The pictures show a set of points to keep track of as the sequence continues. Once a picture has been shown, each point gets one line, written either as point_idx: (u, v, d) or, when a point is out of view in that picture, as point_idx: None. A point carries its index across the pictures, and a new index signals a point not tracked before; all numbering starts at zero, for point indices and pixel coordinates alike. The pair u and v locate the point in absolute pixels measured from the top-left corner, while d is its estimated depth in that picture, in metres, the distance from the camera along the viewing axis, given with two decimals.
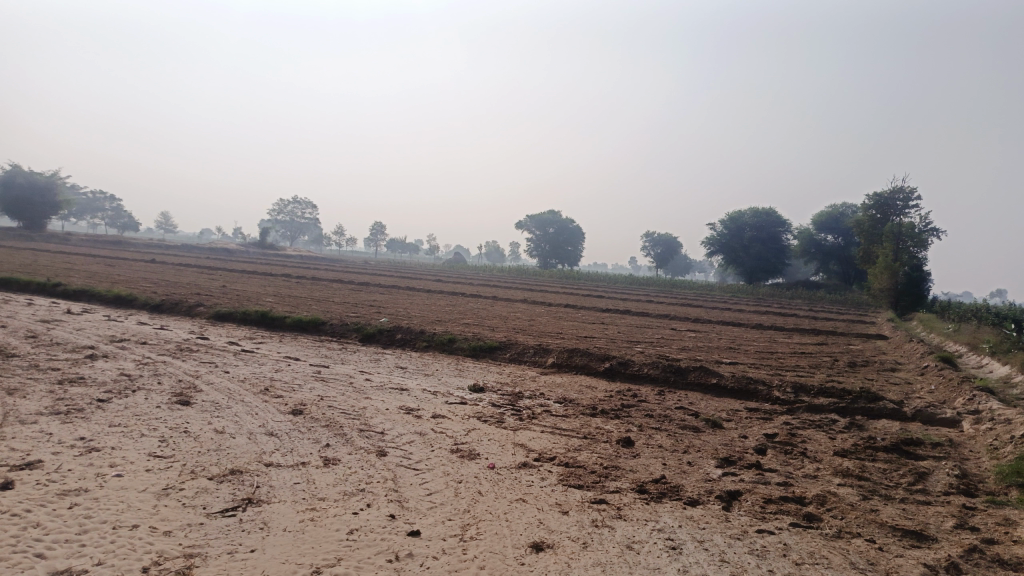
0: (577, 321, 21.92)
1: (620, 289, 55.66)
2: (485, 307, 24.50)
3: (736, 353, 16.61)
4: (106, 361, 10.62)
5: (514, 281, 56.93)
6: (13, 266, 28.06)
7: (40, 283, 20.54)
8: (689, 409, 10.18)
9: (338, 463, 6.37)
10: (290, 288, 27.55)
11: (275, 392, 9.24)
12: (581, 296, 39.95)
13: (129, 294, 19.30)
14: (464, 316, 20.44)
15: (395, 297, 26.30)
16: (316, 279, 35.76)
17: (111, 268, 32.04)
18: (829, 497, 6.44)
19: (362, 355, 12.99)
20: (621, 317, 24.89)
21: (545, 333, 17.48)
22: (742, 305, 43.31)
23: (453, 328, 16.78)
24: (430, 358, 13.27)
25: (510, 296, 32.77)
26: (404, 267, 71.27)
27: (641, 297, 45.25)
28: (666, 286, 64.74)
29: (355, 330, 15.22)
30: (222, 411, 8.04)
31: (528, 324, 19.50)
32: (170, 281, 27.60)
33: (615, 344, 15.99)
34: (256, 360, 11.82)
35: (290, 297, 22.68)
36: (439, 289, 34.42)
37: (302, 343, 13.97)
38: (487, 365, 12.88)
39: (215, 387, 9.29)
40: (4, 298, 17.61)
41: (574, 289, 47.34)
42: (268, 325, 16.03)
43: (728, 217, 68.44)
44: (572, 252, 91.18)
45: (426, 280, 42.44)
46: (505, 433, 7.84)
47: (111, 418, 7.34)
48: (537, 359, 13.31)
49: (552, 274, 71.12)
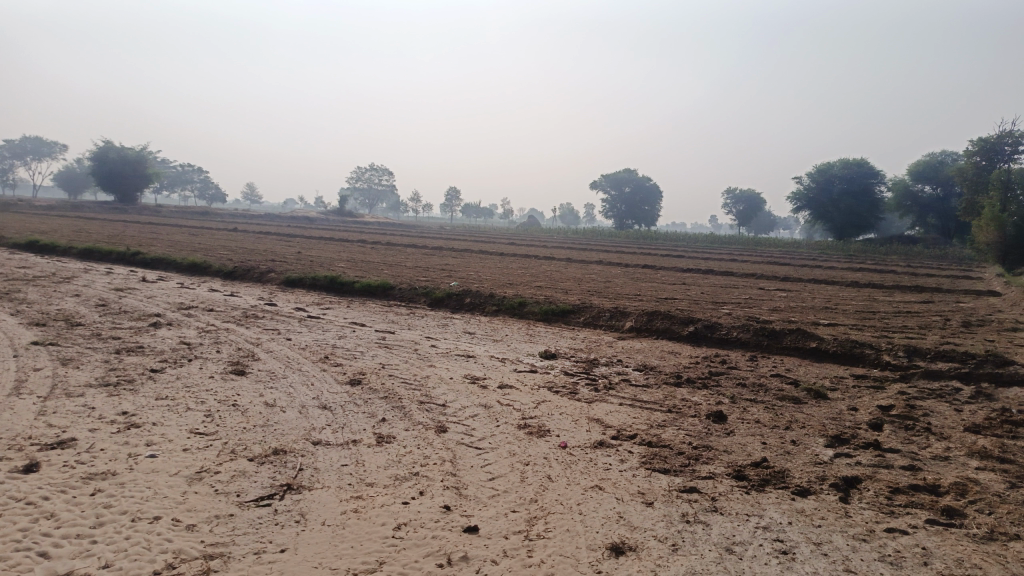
0: (656, 282, 20.75)
1: (701, 249, 53.64)
2: (560, 269, 23.63)
3: (833, 313, 15.22)
4: (169, 329, 10.36)
5: (592, 242, 55.58)
6: (100, 237, 28.86)
7: (120, 252, 20.90)
8: (786, 377, 9.12)
9: (392, 441, 5.71)
10: (363, 252, 27.38)
11: (334, 360, 8.70)
12: (660, 256, 38.52)
13: (203, 262, 19.37)
14: (537, 278, 19.59)
15: (467, 260, 25.74)
16: (390, 243, 35.65)
17: (194, 238, 32.67)
18: (970, 485, 5.36)
19: (429, 320, 12.39)
20: (702, 277, 23.53)
21: (622, 294, 16.48)
22: (833, 262, 40.80)
23: (525, 291, 16.02)
24: (500, 322, 12.52)
25: (585, 258, 31.76)
26: (481, 232, 70.91)
27: (723, 256, 43.35)
28: (749, 244, 62.13)
29: (424, 295, 14.63)
30: (276, 382, 7.54)
31: (604, 285, 18.48)
32: (247, 248, 27.88)
33: (699, 306, 14.86)
34: (321, 325, 11.37)
35: (361, 262, 22.37)
36: (513, 251, 33.75)
37: (368, 308, 13.49)
38: (560, 329, 12.05)
39: (273, 355, 8.83)
40: (84, 268, 17.93)
41: (652, 250, 45.77)
42: (337, 291, 15.64)
43: (816, 169, 64.80)
44: (650, 212, 88.70)
45: (500, 243, 41.88)
46: (579, 406, 7.03)
47: (159, 390, 6.91)
48: (614, 323, 12.40)
49: (629, 235, 69.34)
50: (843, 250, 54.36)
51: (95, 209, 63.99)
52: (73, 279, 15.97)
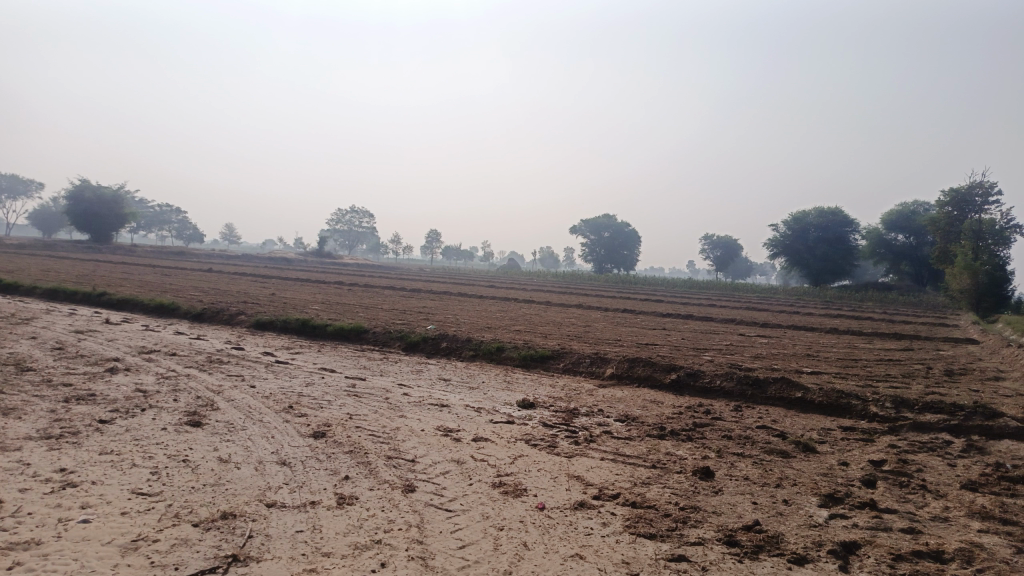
0: (637, 327, 20.45)
1: (680, 293, 53.71)
2: (539, 313, 23.30)
3: (816, 361, 14.99)
4: (126, 375, 9.82)
5: (572, 285, 55.49)
6: (69, 277, 28.14)
7: (85, 292, 20.26)
8: (773, 429, 8.77)
9: (354, 503, 5.24)
10: (339, 295, 26.89)
11: (299, 409, 8.22)
12: (640, 300, 38.39)
13: (172, 303, 18.80)
14: (516, 323, 19.21)
15: (444, 303, 25.37)
16: (367, 285, 35.22)
17: (166, 278, 32.01)
18: (975, 551, 5.00)
19: (403, 366, 11.93)
20: (682, 323, 23.31)
21: (602, 340, 16.15)
22: (811, 309, 40.92)
23: (503, 336, 15.64)
24: (477, 368, 12.10)
25: (565, 302, 31.50)
26: (460, 274, 70.63)
27: (702, 301, 43.33)
28: (727, 289, 62.40)
29: (398, 339, 14.19)
30: (234, 435, 7.04)
31: (583, 330, 18.14)
32: (220, 289, 27.29)
33: (680, 352, 14.55)
34: (288, 372, 10.87)
35: (336, 305, 21.89)
36: (492, 294, 33.43)
37: (340, 352, 13.02)
38: (539, 376, 11.65)
39: (234, 405, 8.32)
40: (46, 309, 17.29)
41: (631, 294, 45.72)
42: (309, 334, 15.15)
43: (792, 216, 65.64)
44: (629, 256, 89.11)
45: (479, 286, 41.59)
46: (558, 461, 6.61)
47: (104, 444, 6.39)
48: (594, 370, 12.03)
49: (608, 279, 69.40)
50: (820, 296, 54.70)
51: (68, 248, 62.91)
52: (32, 320, 15.34)
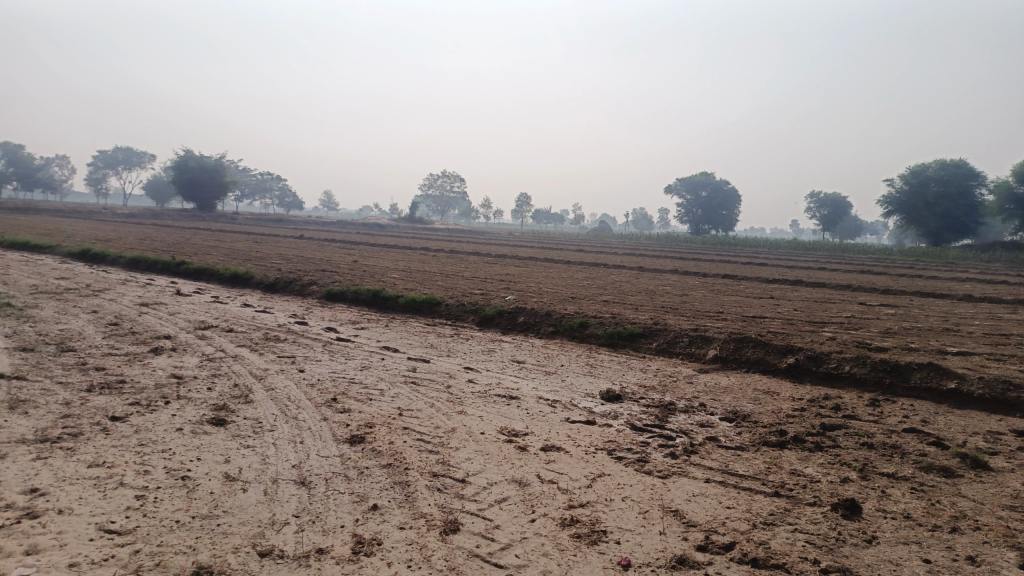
0: (741, 296, 18.43)
1: (784, 255, 50.28)
2: (630, 280, 21.58)
3: (959, 337, 12.71)
4: (168, 356, 8.90)
5: (668, 248, 53.03)
6: (162, 246, 28.45)
7: (166, 261, 20.06)
8: (928, 434, 6.94)
9: (374, 555, 3.94)
10: (421, 261, 26.04)
11: (343, 403, 7.04)
12: (741, 264, 35.89)
13: (247, 272, 18.24)
14: (604, 292, 17.61)
15: (529, 269, 24.04)
16: (452, 251, 34.34)
17: (257, 246, 32.06)
18: None
19: (474, 344, 10.63)
20: (791, 290, 21.06)
21: (701, 312, 14.37)
22: (934, 272, 37.20)
23: (589, 307, 14.13)
24: (557, 348, 10.64)
25: (658, 266, 29.56)
26: (555, 238, 69.13)
27: (810, 264, 40.16)
28: (836, 250, 58.20)
29: (473, 312, 12.89)
30: (257, 438, 5.90)
31: (680, 301, 16.34)
32: (302, 256, 26.90)
33: (793, 329, 12.59)
34: (346, 351, 9.75)
35: (416, 273, 20.89)
36: (581, 259, 31.90)
37: (407, 327, 11.85)
38: (628, 358, 10.09)
39: (272, 396, 7.22)
40: (124, 280, 17.04)
41: (730, 257, 42.94)
42: (379, 306, 14.10)
43: (909, 171, 60.32)
44: (727, 216, 84.97)
45: (568, 250, 40.11)
46: (649, 486, 5.12)
47: (100, 452, 5.35)
48: (693, 351, 10.35)
49: (705, 241, 65.94)
50: (940, 256, 50.01)
51: (174, 217, 65.41)
52: (104, 291, 14.97)
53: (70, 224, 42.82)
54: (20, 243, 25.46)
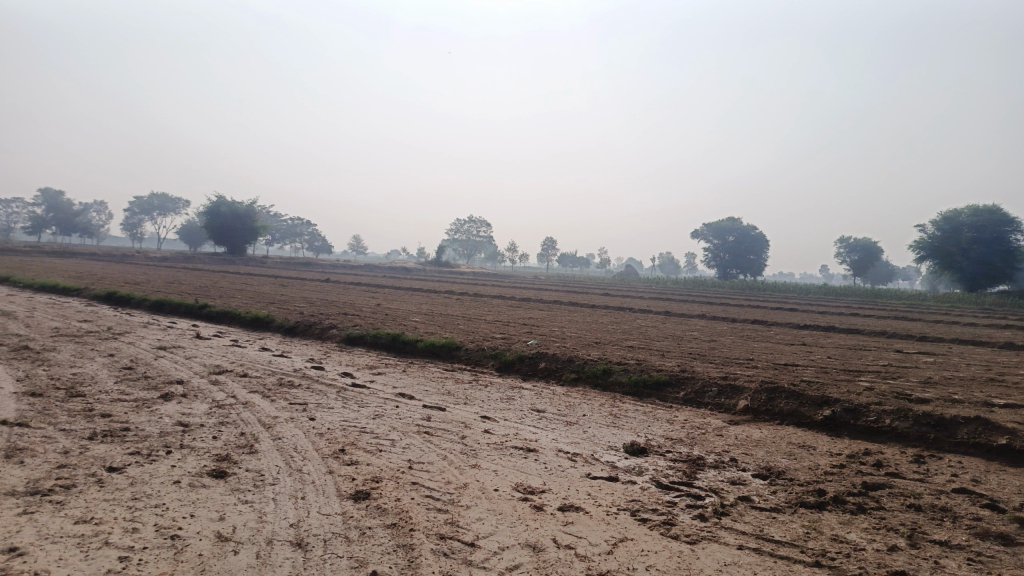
0: (771, 342, 17.85)
1: (814, 300, 49.32)
2: (656, 325, 21.10)
3: (1006, 388, 12.04)
4: (178, 402, 8.66)
5: (696, 293, 52.32)
6: (188, 289, 28.61)
7: (189, 305, 20.04)
8: (980, 496, 6.39)
9: None
10: (444, 305, 25.81)
11: (352, 455, 6.70)
12: (770, 309, 35.13)
13: (268, 316, 18.12)
14: (629, 337, 17.16)
15: (553, 314, 23.67)
16: (476, 294, 34.14)
17: (282, 289, 32.13)
18: None
19: (493, 392, 10.25)
20: (823, 337, 20.40)
21: (730, 360, 13.85)
22: (971, 318, 36.07)
23: (614, 353, 13.69)
24: (579, 397, 10.22)
25: (685, 311, 29.01)
26: (580, 282, 68.74)
27: (842, 309, 39.23)
28: (868, 295, 57.04)
29: (493, 358, 12.54)
30: (257, 493, 5.56)
31: (708, 347, 15.82)
32: (326, 299, 26.83)
33: (828, 378, 12.03)
34: (360, 398, 9.43)
35: (438, 317, 20.64)
36: (606, 303, 31.46)
37: (425, 373, 11.52)
38: (653, 408, 9.64)
39: (278, 446, 6.91)
40: (145, 323, 16.99)
41: (759, 302, 42.16)
42: (398, 350, 13.81)
43: (941, 215, 59.26)
44: (756, 261, 84.03)
45: (593, 294, 39.70)
46: (676, 553, 4.68)
47: (90, 507, 5.06)
48: (723, 402, 9.86)
49: (733, 286, 65.07)
50: (977, 302, 48.69)
51: (205, 261, 66.34)
52: (124, 334, 14.90)
53: (102, 268, 43.52)
54: (50, 286, 25.76)
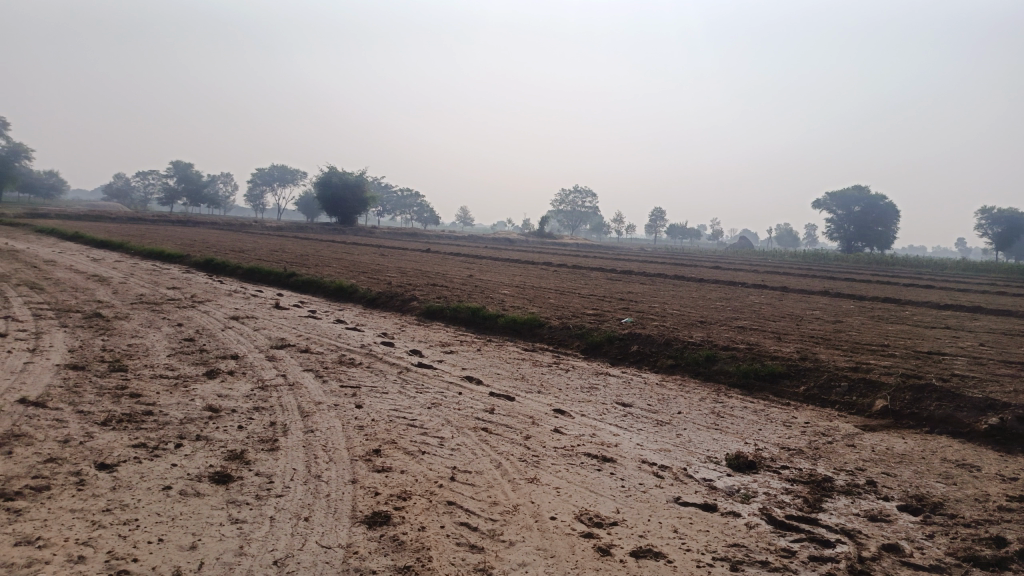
0: (908, 325, 15.50)
1: (954, 276, 44.76)
2: (773, 302, 19.04)
3: None
4: (219, 381, 7.79)
5: (818, 267, 48.66)
6: (288, 257, 28.70)
7: (279, 273, 19.70)
8: None
9: None
10: (541, 277, 24.62)
11: (388, 456, 5.55)
12: (902, 285, 31.84)
13: (352, 285, 17.41)
14: (739, 315, 15.32)
15: (657, 287, 21.97)
16: (577, 265, 32.76)
17: (380, 259, 31.78)
18: None
19: (575, 378, 8.90)
20: (969, 319, 17.68)
21: (859, 346, 11.87)
22: None
23: (721, 335, 12.02)
24: (677, 387, 8.72)
25: (804, 286, 26.56)
26: (689, 253, 66.02)
27: (987, 287, 35.10)
28: (1015, 272, 51.36)
29: (580, 337, 11.17)
30: (255, 508, 4.49)
31: (832, 329, 13.77)
32: (421, 269, 26.19)
33: (987, 372, 9.92)
34: (421, 382, 8.31)
35: (530, 289, 19.42)
36: (715, 277, 29.42)
37: (501, 354, 10.30)
38: (766, 406, 8.00)
39: (305, 441, 5.84)
40: (230, 291, 16.67)
41: (889, 277, 38.53)
42: (479, 326, 12.67)
43: None
44: (885, 233, 77.79)
45: (702, 267, 37.49)
46: None
47: (44, 521, 4.11)
48: (854, 401, 8.10)
49: (859, 260, 60.39)
50: None
51: (316, 230, 67.91)
52: (204, 302, 14.51)
53: (219, 236, 44.91)
54: (158, 253, 26.31)
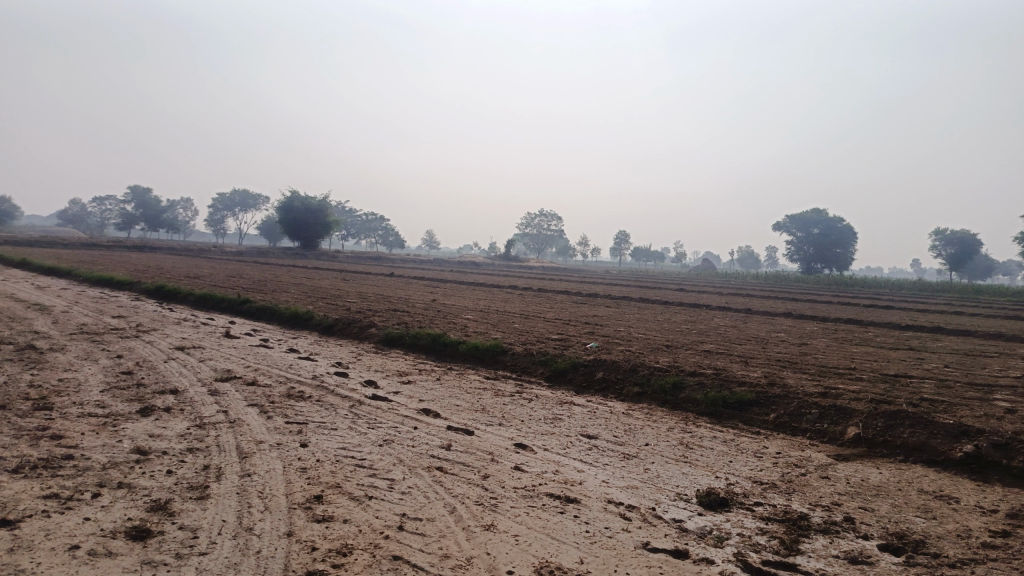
0: (872, 347, 15.42)
1: (912, 297, 45.54)
2: (737, 324, 18.90)
3: None
4: (153, 420, 7.21)
5: (780, 288, 49.14)
6: (246, 283, 27.90)
7: (233, 300, 19.00)
8: None
9: None
10: (505, 301, 24.25)
11: (332, 503, 5.06)
12: (863, 306, 32.15)
13: (308, 311, 16.80)
14: (705, 339, 15.08)
15: (621, 311, 21.74)
16: (542, 290, 32.45)
17: (341, 284, 31.11)
18: None
19: (537, 408, 8.48)
20: (931, 340, 17.72)
21: (827, 369, 11.67)
22: None
23: (687, 360, 11.73)
24: (644, 416, 8.35)
25: (768, 308, 26.60)
26: (654, 275, 66.34)
27: (945, 307, 35.66)
28: (969, 292, 52.49)
29: (543, 365, 10.77)
30: (174, 570, 3.97)
31: (798, 353, 13.60)
32: (382, 295, 25.65)
33: (955, 395, 9.75)
34: (374, 415, 7.81)
35: (493, 314, 19.02)
36: (680, 299, 29.38)
37: (461, 383, 9.85)
38: (736, 436, 7.66)
39: (238, 487, 5.31)
40: (179, 319, 15.94)
41: (849, 298, 38.98)
42: (438, 354, 12.20)
43: None
44: (844, 255, 79.20)
45: (666, 289, 37.55)
46: None
47: None
48: (826, 429, 7.81)
49: (819, 281, 61.24)
50: None
51: (277, 255, 66.71)
52: (150, 332, 13.79)
53: (175, 262, 43.67)
54: (107, 280, 25.35)
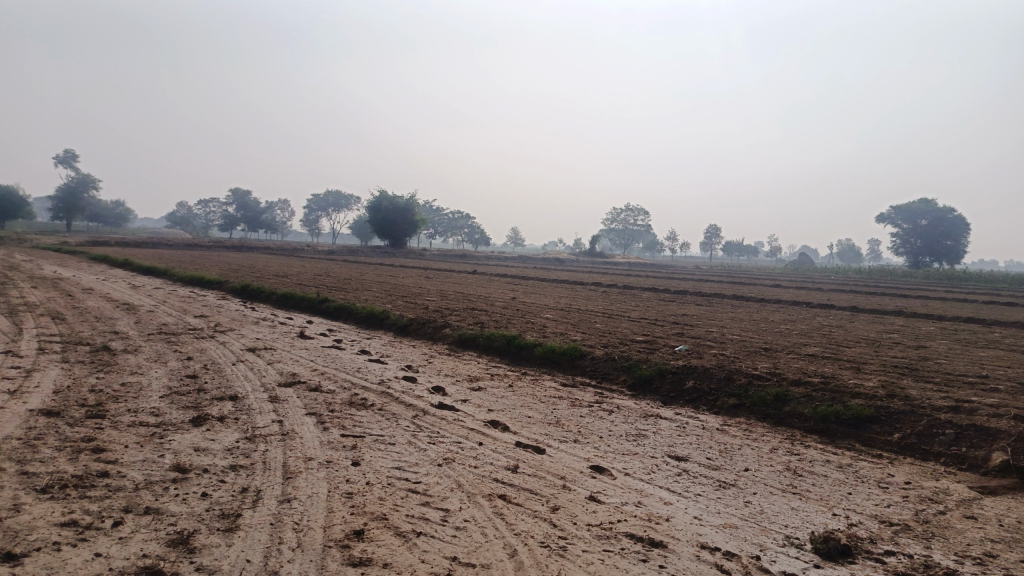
0: (1003, 351, 13.64)
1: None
2: (842, 324, 17.28)
3: None
4: (203, 431, 6.73)
5: (885, 284, 45.96)
6: (329, 281, 27.99)
7: (312, 299, 18.83)
8: None
9: None
10: (589, 298, 23.29)
11: (372, 541, 4.34)
12: (981, 303, 29.36)
13: (384, 310, 16.37)
14: (807, 341, 13.71)
15: (712, 309, 20.41)
16: (627, 286, 31.26)
17: (423, 282, 30.92)
18: None
19: (619, 423, 7.57)
20: None
21: (955, 378, 10.22)
22: None
23: (789, 366, 10.51)
24: (742, 434, 7.31)
25: (875, 305, 24.53)
26: (746, 271, 63.58)
27: None
28: None
29: (626, 371, 9.82)
30: None
31: (916, 358, 12.09)
32: (463, 292, 25.15)
33: None
34: (437, 428, 7.10)
35: (575, 313, 18.13)
36: (775, 296, 27.60)
37: (536, 390, 9.04)
38: (854, 461, 6.53)
39: (272, 518, 4.67)
40: (257, 319, 15.82)
41: (966, 294, 35.81)
42: (514, 358, 11.42)
43: None
44: (956, 247, 73.79)
45: (759, 285, 35.62)
46: None
47: None
48: (964, 454, 6.58)
49: (928, 275, 57.10)
50: None
51: (365, 253, 67.80)
52: (226, 332, 13.64)
53: (267, 261, 44.69)
54: (198, 280, 25.91)
